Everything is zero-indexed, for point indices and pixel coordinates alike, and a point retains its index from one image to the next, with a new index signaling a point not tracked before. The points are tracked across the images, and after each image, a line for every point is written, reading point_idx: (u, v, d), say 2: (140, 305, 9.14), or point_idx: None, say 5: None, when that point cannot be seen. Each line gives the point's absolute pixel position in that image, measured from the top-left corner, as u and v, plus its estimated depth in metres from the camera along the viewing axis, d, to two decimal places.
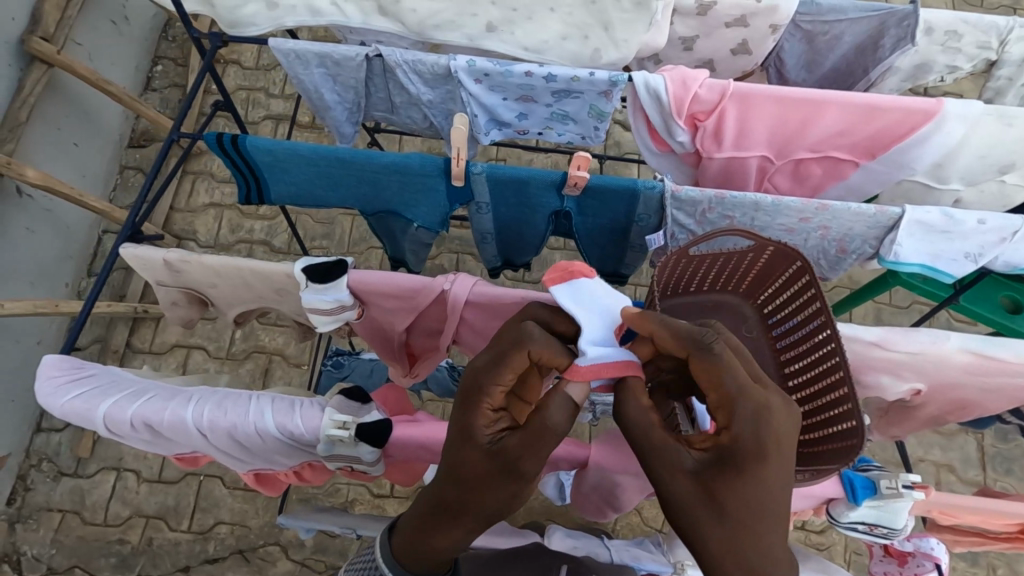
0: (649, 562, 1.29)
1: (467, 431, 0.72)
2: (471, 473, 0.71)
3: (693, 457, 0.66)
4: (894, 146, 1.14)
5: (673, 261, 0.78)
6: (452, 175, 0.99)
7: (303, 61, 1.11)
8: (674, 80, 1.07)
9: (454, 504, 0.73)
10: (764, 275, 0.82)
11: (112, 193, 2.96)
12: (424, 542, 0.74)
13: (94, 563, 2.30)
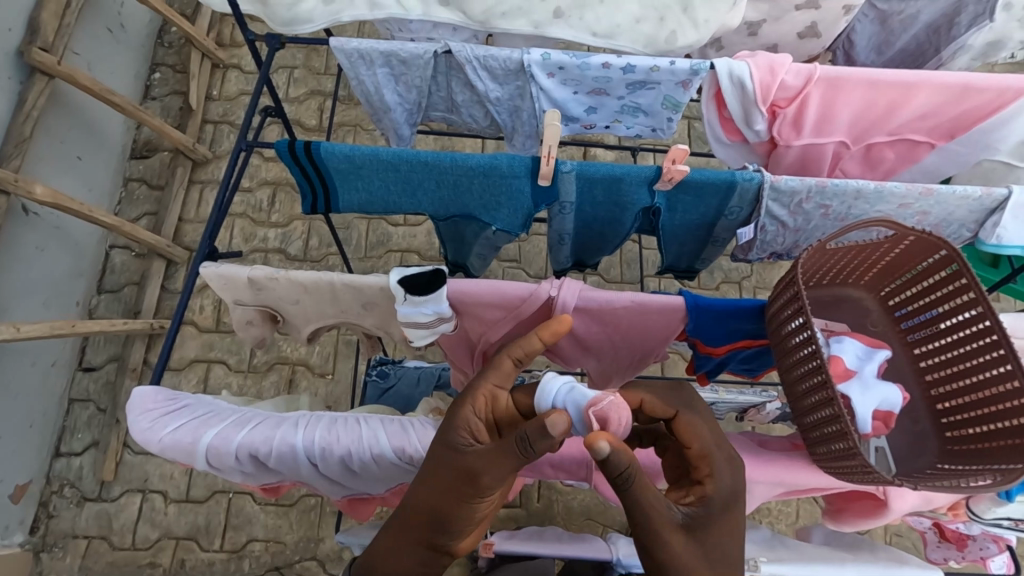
0: None
1: (447, 436, 0.73)
2: (433, 487, 0.72)
3: (681, 511, 0.73)
4: (977, 125, 1.11)
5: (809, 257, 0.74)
6: (541, 175, 0.94)
7: (367, 60, 1.06)
8: (760, 67, 1.03)
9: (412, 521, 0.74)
10: (901, 264, 0.77)
11: (117, 206, 2.86)
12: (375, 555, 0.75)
13: None
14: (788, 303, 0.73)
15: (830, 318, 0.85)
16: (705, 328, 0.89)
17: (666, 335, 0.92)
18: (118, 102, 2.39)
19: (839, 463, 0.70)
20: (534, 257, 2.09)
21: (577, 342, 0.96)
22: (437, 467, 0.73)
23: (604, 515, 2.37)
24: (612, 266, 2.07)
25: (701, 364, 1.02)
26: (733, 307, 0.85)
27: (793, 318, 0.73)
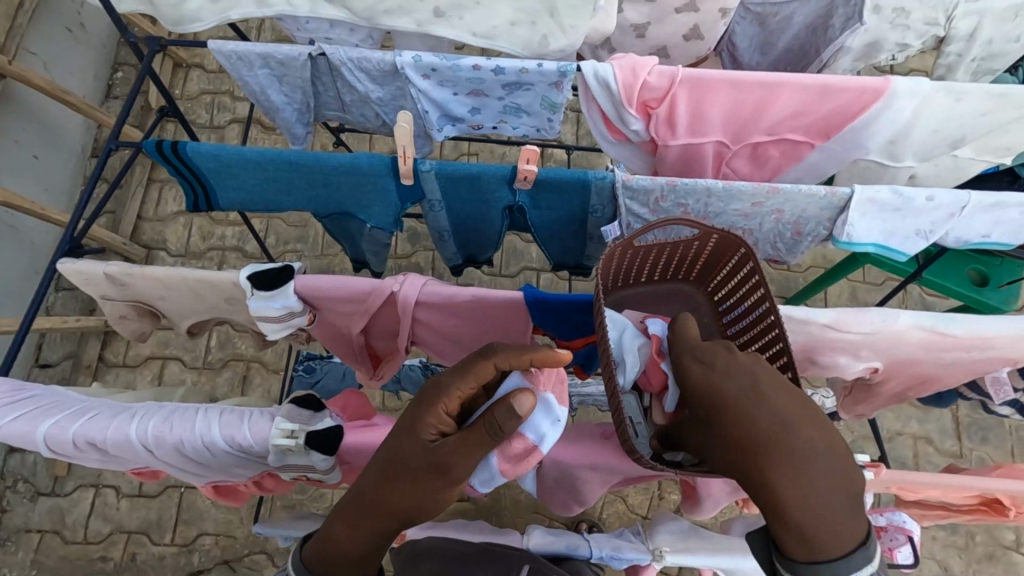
0: (629, 550, 1.30)
1: (413, 430, 0.70)
2: (408, 486, 0.70)
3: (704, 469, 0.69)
4: (847, 125, 1.14)
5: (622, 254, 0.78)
6: (401, 173, 0.97)
7: (247, 63, 1.09)
8: (624, 68, 1.05)
9: (386, 519, 0.71)
10: (716, 260, 0.81)
11: (77, 206, 2.87)
12: (335, 548, 0.71)
13: None
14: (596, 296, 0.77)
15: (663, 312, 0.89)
16: (551, 321, 0.92)
17: (518, 329, 0.96)
18: (72, 102, 2.43)
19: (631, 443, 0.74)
20: None
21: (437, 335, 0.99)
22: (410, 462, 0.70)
23: (552, 509, 2.40)
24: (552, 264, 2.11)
25: (567, 356, 1.05)
26: (571, 301, 0.88)
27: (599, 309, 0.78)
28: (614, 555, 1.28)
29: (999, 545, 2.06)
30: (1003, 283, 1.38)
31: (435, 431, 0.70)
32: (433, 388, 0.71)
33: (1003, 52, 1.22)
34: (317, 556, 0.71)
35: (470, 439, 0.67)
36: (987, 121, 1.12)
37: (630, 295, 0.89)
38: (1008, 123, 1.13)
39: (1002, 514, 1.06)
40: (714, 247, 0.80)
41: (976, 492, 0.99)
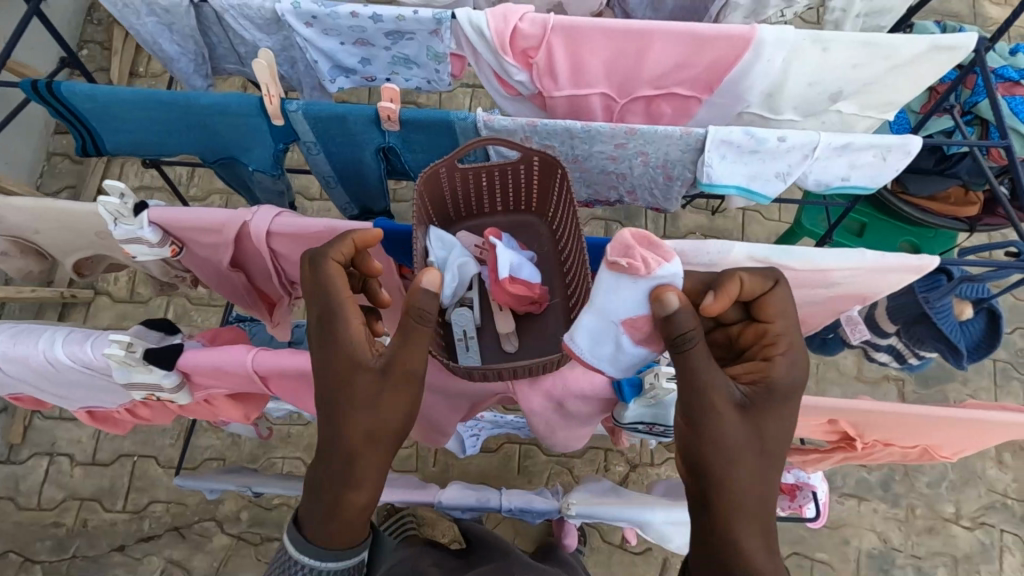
0: (540, 504, 1.56)
1: (348, 356, 0.78)
2: (377, 417, 0.78)
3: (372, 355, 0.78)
4: (727, 78, 1.17)
5: (451, 178, 1.02)
6: (269, 113, 1.01)
7: (133, 9, 1.12)
8: (495, 15, 1.08)
9: (378, 449, 0.78)
10: (538, 181, 1.04)
11: (36, 179, 2.49)
12: (350, 490, 0.78)
13: (30, 546, 2.16)
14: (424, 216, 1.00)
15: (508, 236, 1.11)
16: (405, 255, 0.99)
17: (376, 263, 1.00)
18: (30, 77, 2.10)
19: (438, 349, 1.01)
20: None
21: (303, 270, 1.03)
22: (356, 386, 0.77)
23: None
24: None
25: None
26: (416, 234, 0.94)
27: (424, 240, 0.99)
28: (525, 508, 1.54)
29: (938, 517, 2.09)
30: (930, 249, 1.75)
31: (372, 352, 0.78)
32: (324, 316, 0.79)
33: (885, 8, 1.25)
34: (341, 489, 0.78)
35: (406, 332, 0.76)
36: (860, 73, 1.14)
37: (478, 222, 1.12)
38: (880, 76, 1.14)
39: (854, 448, 1.03)
40: (536, 169, 1.00)
41: (829, 423, 0.99)
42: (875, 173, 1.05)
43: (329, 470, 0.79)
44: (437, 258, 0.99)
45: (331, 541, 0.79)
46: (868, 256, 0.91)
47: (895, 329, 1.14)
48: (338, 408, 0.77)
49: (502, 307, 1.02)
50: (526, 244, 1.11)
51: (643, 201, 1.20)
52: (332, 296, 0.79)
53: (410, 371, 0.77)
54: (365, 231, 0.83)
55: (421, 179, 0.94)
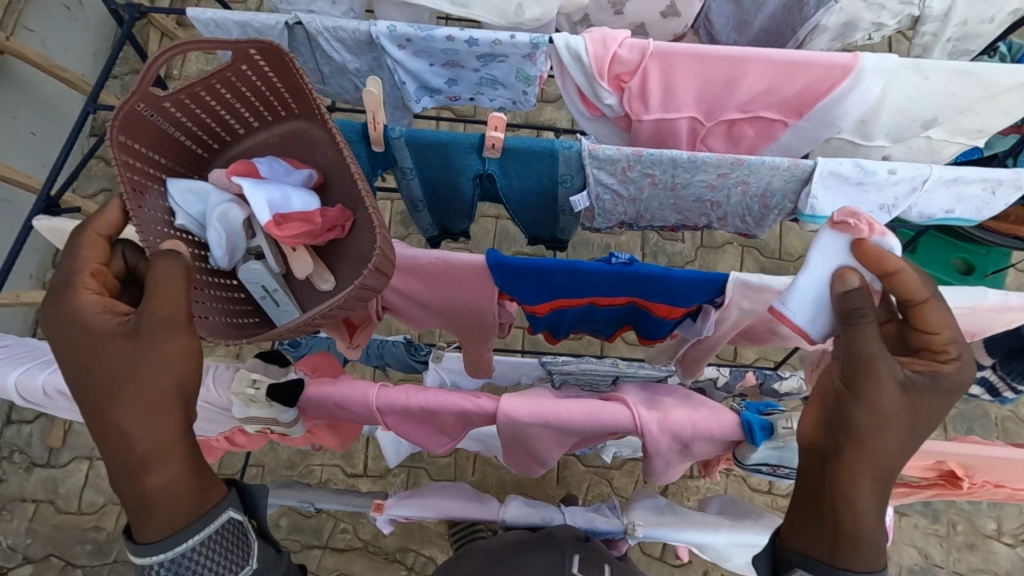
0: (603, 523, 1.35)
1: (76, 327, 0.68)
2: (158, 371, 0.68)
3: (100, 315, 0.68)
4: (820, 103, 1.15)
5: (162, 112, 0.82)
6: (371, 140, 1.00)
7: (226, 30, 1.11)
8: (594, 40, 1.07)
9: (171, 416, 0.69)
10: (273, 79, 0.85)
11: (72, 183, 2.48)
12: (151, 472, 0.68)
13: (70, 550, 2.15)
14: (143, 168, 0.82)
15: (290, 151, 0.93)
16: (514, 286, 0.96)
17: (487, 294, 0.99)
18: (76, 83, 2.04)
19: (229, 321, 0.88)
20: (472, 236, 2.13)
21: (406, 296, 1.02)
22: (107, 360, 0.68)
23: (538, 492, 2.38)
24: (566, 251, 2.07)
25: (534, 323, 1.09)
26: (532, 267, 0.91)
27: (167, 201, 0.85)
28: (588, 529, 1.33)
29: (979, 533, 2.08)
30: (989, 272, 1.72)
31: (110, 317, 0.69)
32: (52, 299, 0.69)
33: (979, 33, 1.23)
34: (134, 480, 0.68)
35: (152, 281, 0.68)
36: (956, 100, 1.12)
37: (242, 148, 0.94)
38: (977, 103, 1.13)
39: (959, 487, 1.02)
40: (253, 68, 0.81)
41: (933, 462, 0.98)
42: (981, 206, 1.03)
43: (121, 461, 0.68)
44: (188, 215, 0.85)
45: (155, 531, 0.67)
46: (990, 296, 0.89)
47: (991, 363, 1.12)
48: (84, 390, 0.67)
49: (296, 249, 0.88)
50: (305, 156, 0.93)
51: (731, 227, 1.19)
52: (73, 269, 0.70)
53: (175, 315, 0.69)
54: (110, 216, 0.74)
55: (111, 125, 0.75)
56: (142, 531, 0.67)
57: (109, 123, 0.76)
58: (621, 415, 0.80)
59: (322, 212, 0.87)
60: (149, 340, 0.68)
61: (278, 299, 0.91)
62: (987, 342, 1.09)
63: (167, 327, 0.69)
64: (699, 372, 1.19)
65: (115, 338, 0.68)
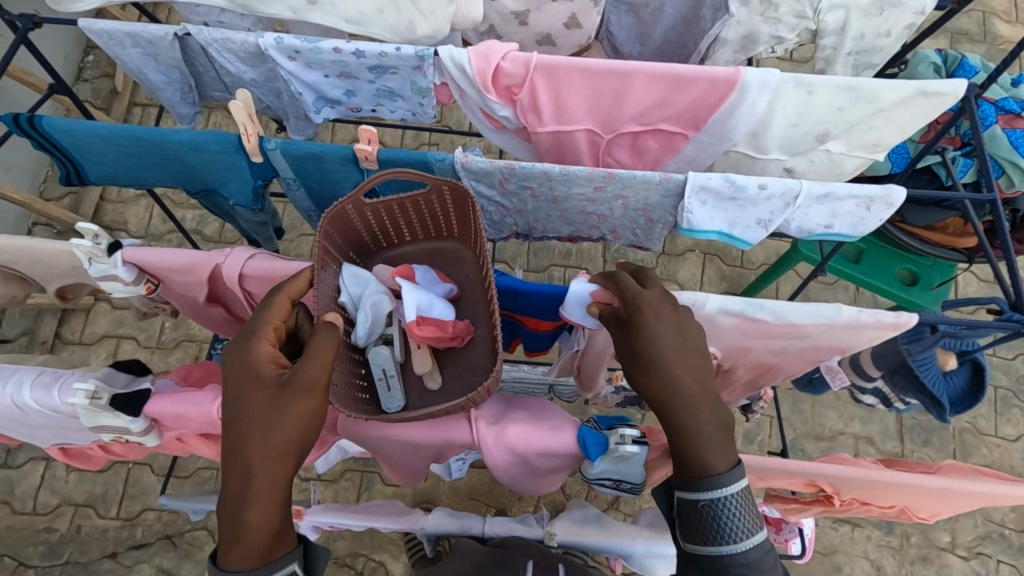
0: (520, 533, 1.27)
1: (243, 359, 0.76)
2: (290, 426, 0.74)
3: (267, 366, 0.75)
4: (711, 116, 1.14)
5: (362, 216, 0.97)
6: (246, 151, 1.00)
7: (118, 41, 1.12)
8: (477, 54, 1.07)
9: (280, 467, 0.74)
10: (454, 211, 0.99)
11: (40, 184, 2.35)
12: (247, 509, 0.73)
13: (23, 550, 2.08)
14: (324, 243, 0.91)
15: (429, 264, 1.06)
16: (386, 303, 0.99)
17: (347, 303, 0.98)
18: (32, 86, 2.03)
19: (352, 392, 0.93)
20: None
21: None
22: (254, 405, 0.74)
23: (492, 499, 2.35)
24: (516, 255, 2.04)
25: None
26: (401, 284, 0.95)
27: (337, 278, 0.95)
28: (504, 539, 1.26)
29: (934, 547, 2.01)
30: (933, 284, 1.65)
31: (272, 365, 0.76)
32: (240, 336, 0.78)
33: (878, 47, 1.22)
34: (234, 509, 0.73)
35: (305, 355, 0.74)
36: (844, 115, 1.12)
37: (403, 253, 1.07)
38: (867, 118, 1.12)
39: (833, 503, 1.03)
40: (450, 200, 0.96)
41: (804, 478, 0.97)
42: (859, 222, 1.03)
43: (230, 492, 0.74)
44: (349, 295, 0.93)
45: (233, 561, 0.73)
46: (844, 313, 0.88)
47: (881, 376, 1.10)
48: (229, 417, 0.75)
49: (419, 345, 0.96)
50: (450, 273, 1.05)
51: (625, 240, 1.19)
52: (265, 317, 0.78)
53: (319, 386, 0.74)
54: (298, 283, 0.82)
55: (326, 217, 0.89)
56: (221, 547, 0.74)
57: (324, 216, 0.89)
58: (460, 431, 0.84)
59: (454, 322, 0.97)
60: (289, 404, 0.74)
61: (390, 384, 0.95)
62: (875, 356, 1.08)
63: (311, 394, 0.74)
64: (599, 385, 1.15)
65: (266, 390, 0.74)
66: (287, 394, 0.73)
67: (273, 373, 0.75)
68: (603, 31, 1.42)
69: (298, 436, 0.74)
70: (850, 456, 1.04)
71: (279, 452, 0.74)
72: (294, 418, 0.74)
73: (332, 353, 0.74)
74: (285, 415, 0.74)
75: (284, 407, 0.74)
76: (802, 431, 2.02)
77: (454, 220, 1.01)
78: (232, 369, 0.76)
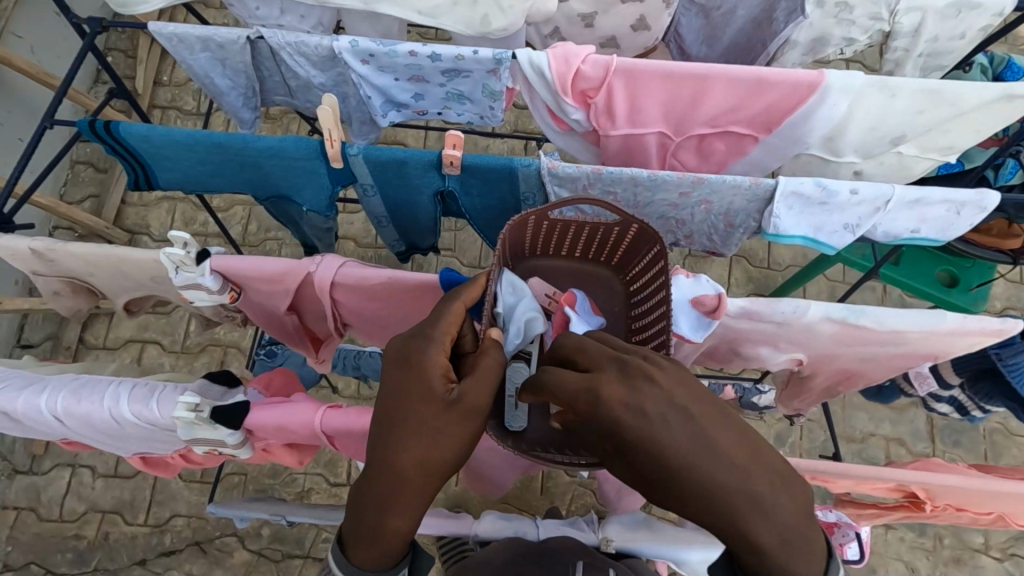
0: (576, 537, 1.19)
1: (415, 368, 0.72)
2: (454, 444, 0.71)
3: (440, 380, 0.72)
4: (787, 119, 1.13)
5: (537, 224, 0.99)
6: (329, 157, 0.99)
7: (187, 45, 1.10)
8: (556, 57, 1.06)
9: (434, 481, 0.71)
10: (623, 242, 1.02)
11: (60, 189, 2.32)
12: (389, 518, 0.70)
13: (51, 558, 2.03)
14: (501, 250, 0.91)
15: (570, 280, 1.10)
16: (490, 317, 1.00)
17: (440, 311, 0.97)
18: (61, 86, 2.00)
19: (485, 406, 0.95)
20: (456, 243, 2.04)
21: (360, 315, 1.01)
22: (421, 416, 0.71)
23: None
24: None
25: None
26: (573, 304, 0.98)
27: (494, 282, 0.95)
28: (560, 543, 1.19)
29: (968, 548, 2.00)
30: (972, 285, 1.65)
31: (444, 380, 0.72)
32: (410, 339, 0.74)
33: (948, 49, 1.21)
34: (373, 515, 0.70)
35: (479, 377, 0.73)
36: (924, 119, 1.11)
37: (546, 262, 1.10)
38: (944, 121, 1.12)
39: (921, 509, 1.02)
40: (630, 236, 0.98)
41: (895, 485, 0.96)
42: (947, 226, 1.02)
43: (374, 497, 0.70)
44: (504, 306, 0.92)
45: (366, 561, 0.71)
46: (949, 319, 0.89)
47: (959, 381, 1.10)
48: (390, 424, 0.71)
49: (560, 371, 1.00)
50: (593, 296, 1.10)
51: (699, 245, 1.18)
52: (439, 326, 0.74)
53: (485, 408, 0.73)
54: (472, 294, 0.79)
55: (515, 223, 0.90)
56: (348, 543, 0.72)
57: (513, 219, 0.90)
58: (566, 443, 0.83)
59: None
60: (459, 422, 0.71)
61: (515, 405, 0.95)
62: (957, 361, 1.07)
63: (479, 416, 0.72)
64: None
65: (439, 406, 0.71)
66: (458, 412, 0.71)
67: (443, 387, 0.72)
68: (671, 33, 1.44)
69: (459, 454, 0.72)
70: (936, 462, 1.03)
71: (437, 467, 0.71)
72: (460, 436, 0.71)
73: (495, 378, 0.74)
74: (454, 433, 0.71)
75: (454, 424, 0.71)
76: (838, 433, 2.01)
77: (614, 249, 1.05)
78: (402, 374, 0.72)
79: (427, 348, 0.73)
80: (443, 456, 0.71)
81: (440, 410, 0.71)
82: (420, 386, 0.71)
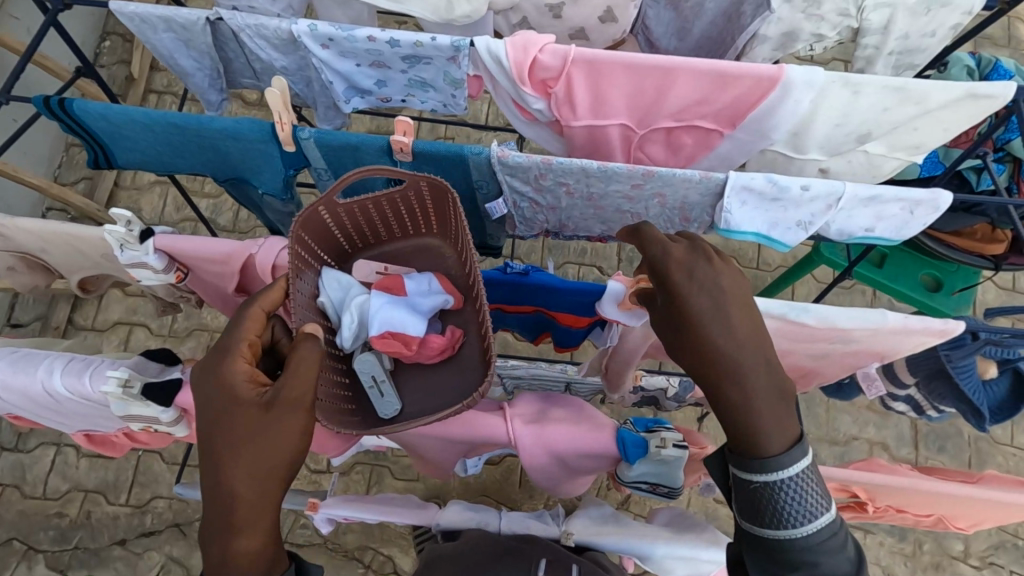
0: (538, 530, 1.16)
1: (223, 379, 0.74)
2: (283, 446, 0.73)
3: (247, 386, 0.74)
4: (750, 114, 1.12)
5: (336, 216, 0.98)
6: (280, 140, 0.99)
7: (150, 25, 1.10)
8: (515, 46, 1.05)
9: (271, 488, 0.73)
10: (431, 206, 1.01)
11: (54, 171, 2.32)
12: (238, 539, 0.71)
13: (34, 535, 2.04)
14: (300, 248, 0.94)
15: (413, 261, 1.09)
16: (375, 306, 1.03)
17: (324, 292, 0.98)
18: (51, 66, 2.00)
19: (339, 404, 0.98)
20: None
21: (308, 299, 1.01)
22: (239, 430, 0.73)
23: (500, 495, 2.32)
24: (533, 252, 2.00)
25: None
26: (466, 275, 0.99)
27: (315, 280, 1.00)
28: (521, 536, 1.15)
29: (946, 555, 1.96)
30: (955, 290, 1.59)
31: (253, 385, 0.75)
32: (216, 355, 0.76)
33: (920, 47, 1.20)
34: (222, 540, 0.71)
35: (289, 373, 0.73)
36: (888, 117, 1.10)
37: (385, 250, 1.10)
38: (912, 119, 1.10)
39: (866, 510, 1.01)
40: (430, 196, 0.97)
41: (838, 485, 0.95)
42: (902, 226, 1.01)
43: (215, 521, 0.72)
44: (330, 300, 0.99)
45: None
46: (889, 318, 0.89)
47: (915, 384, 1.09)
48: (214, 442, 0.73)
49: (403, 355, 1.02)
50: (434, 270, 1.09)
51: None
52: (240, 334, 0.77)
53: (304, 402, 0.74)
54: (272, 295, 0.81)
55: (299, 220, 0.91)
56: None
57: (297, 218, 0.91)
58: (497, 428, 0.83)
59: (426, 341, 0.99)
60: (279, 421, 0.73)
61: (383, 391, 0.99)
62: (910, 362, 1.06)
63: (300, 410, 0.74)
64: (626, 387, 1.13)
65: (252, 413, 0.73)
66: (277, 412, 0.73)
67: (256, 393, 0.74)
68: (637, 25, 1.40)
69: (290, 455, 0.73)
70: (884, 462, 1.02)
71: (270, 473, 0.73)
72: (285, 438, 0.73)
73: (314, 368, 0.75)
74: (277, 435, 0.73)
75: (273, 423, 0.73)
76: (818, 435, 1.98)
77: (431, 216, 1.04)
78: (213, 389, 0.75)
79: (231, 361, 0.75)
80: (274, 460, 0.72)
81: (258, 418, 0.73)
82: (231, 400, 0.74)
